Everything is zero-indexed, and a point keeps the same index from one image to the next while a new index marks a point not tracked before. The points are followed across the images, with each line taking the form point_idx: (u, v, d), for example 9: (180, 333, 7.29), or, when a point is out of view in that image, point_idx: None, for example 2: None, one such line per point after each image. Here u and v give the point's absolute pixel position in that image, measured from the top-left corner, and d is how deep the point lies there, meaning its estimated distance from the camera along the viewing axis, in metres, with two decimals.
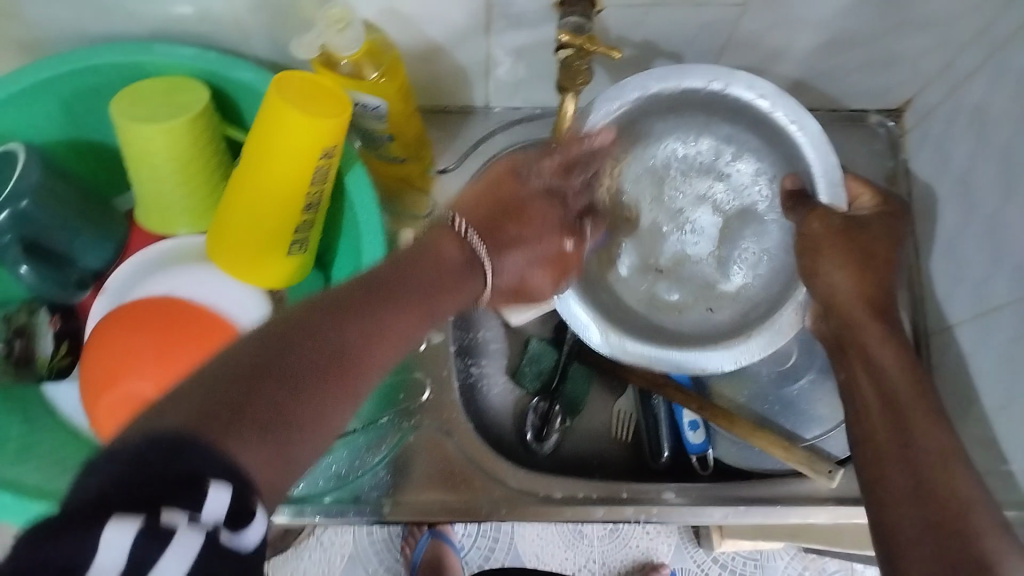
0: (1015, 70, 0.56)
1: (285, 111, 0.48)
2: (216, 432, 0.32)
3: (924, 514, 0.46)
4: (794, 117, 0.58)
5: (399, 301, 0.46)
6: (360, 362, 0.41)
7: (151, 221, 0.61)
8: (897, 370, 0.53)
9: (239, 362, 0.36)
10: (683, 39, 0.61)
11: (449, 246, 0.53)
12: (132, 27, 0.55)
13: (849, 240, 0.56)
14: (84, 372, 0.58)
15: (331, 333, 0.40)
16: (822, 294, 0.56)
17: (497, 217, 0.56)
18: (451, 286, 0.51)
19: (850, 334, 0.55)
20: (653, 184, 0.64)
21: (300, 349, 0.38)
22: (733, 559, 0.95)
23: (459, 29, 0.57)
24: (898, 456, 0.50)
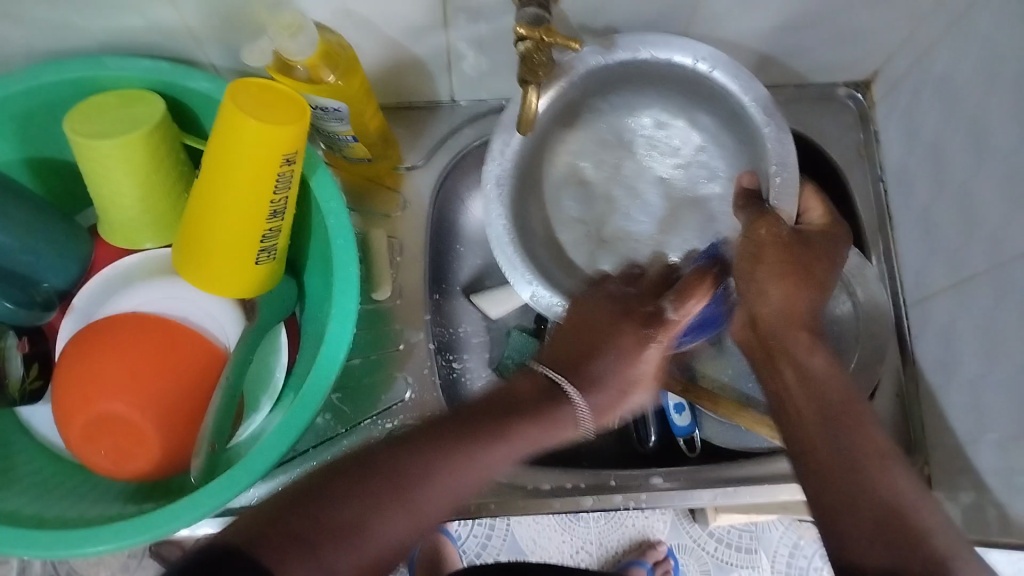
0: (979, 37, 0.56)
1: (242, 121, 0.47)
2: (266, 542, 0.38)
3: (875, 521, 0.44)
4: (768, 116, 0.59)
5: (470, 434, 0.47)
6: (409, 504, 0.43)
7: (117, 238, 0.60)
8: (828, 376, 0.52)
9: (326, 474, 0.43)
10: (644, 24, 0.60)
11: (523, 379, 0.53)
12: (81, 41, 0.54)
13: (788, 252, 0.55)
14: (56, 394, 0.56)
15: (394, 468, 0.44)
16: (751, 302, 0.56)
17: (572, 339, 0.55)
18: (533, 412, 0.50)
19: (777, 342, 0.54)
20: (615, 144, 0.66)
21: (371, 471, 0.43)
22: (729, 532, 0.94)
23: (416, 26, 0.56)
24: (839, 456, 0.47)
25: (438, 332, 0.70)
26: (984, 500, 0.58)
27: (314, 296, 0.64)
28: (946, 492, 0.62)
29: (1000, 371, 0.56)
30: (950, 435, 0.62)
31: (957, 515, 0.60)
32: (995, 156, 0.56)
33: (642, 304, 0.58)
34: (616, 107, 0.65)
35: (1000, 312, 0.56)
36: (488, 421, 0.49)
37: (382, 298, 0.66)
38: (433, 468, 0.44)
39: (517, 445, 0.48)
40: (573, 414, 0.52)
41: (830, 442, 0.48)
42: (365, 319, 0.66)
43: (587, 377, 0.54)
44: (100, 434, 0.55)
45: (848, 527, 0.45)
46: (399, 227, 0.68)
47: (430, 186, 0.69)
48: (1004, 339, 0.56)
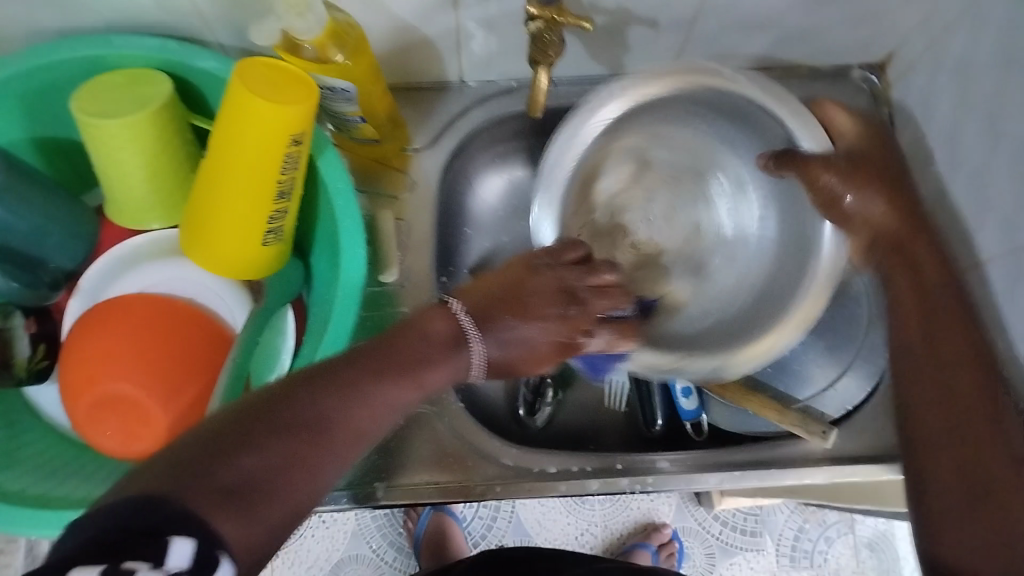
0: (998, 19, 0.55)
1: (251, 100, 0.46)
2: (186, 491, 0.32)
3: (964, 489, 0.49)
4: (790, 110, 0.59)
5: (384, 368, 0.45)
6: (342, 426, 0.40)
7: (125, 218, 0.60)
8: (940, 278, 0.56)
9: (228, 423, 0.36)
10: (657, 3, 0.59)
11: (438, 322, 0.51)
12: (88, 19, 0.53)
13: (875, 169, 0.58)
14: (64, 374, 0.56)
15: (311, 408, 0.39)
16: (858, 223, 0.58)
17: (495, 294, 0.54)
18: (438, 356, 0.49)
19: (903, 247, 0.58)
20: (635, 166, 0.68)
21: (273, 417, 0.37)
22: (734, 516, 0.94)
23: (426, 6, 0.55)
24: (944, 435, 0.51)
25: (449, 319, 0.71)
26: None
27: (321, 277, 0.64)
28: None
29: None
30: None
31: None
32: None
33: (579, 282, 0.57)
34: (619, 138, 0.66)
35: None
36: (400, 351, 0.47)
37: (389, 280, 0.65)
38: (346, 403, 0.41)
39: (429, 381, 0.47)
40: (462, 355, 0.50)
41: (937, 419, 0.52)
42: (370, 300, 0.65)
43: (485, 317, 0.53)
44: (107, 414, 0.54)
45: (943, 489, 0.50)
46: (405, 209, 0.67)
47: (437, 168, 0.68)
48: None
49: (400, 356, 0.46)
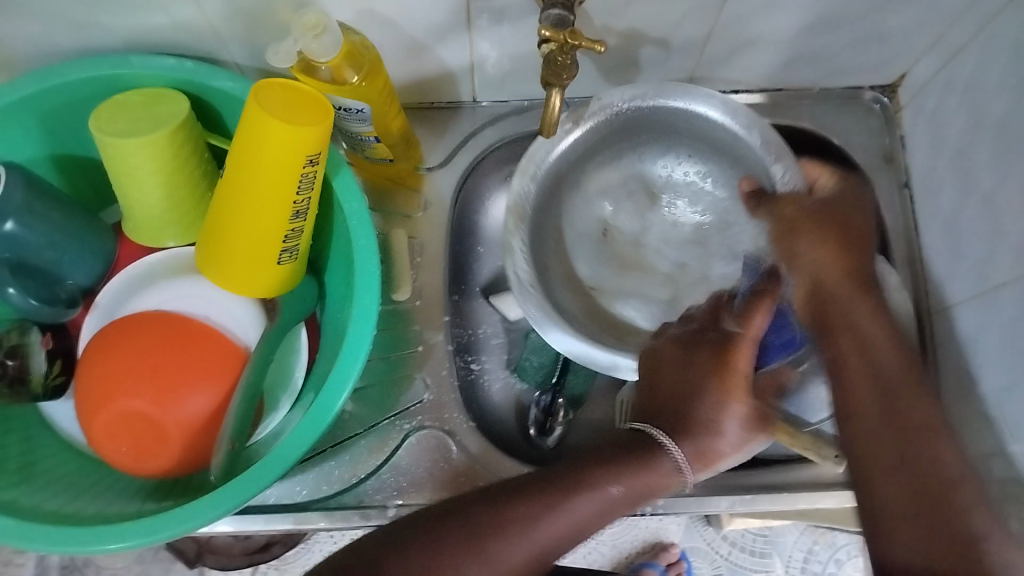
0: (1008, 42, 0.55)
1: (267, 121, 0.47)
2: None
3: (906, 487, 0.43)
4: (749, 124, 0.63)
5: (541, 498, 0.49)
6: (493, 555, 0.46)
7: (140, 236, 0.61)
8: (892, 347, 0.50)
9: (393, 532, 0.47)
10: (668, 26, 0.60)
11: (659, 455, 0.54)
12: (108, 39, 0.54)
13: (829, 224, 0.56)
14: (80, 389, 0.57)
15: (506, 516, 0.48)
16: (809, 271, 0.54)
17: (657, 386, 0.58)
18: (628, 465, 0.52)
19: (827, 311, 0.52)
20: (640, 199, 0.69)
21: (474, 521, 0.47)
22: (743, 536, 0.94)
23: (440, 28, 0.56)
24: (889, 439, 0.46)
25: (455, 333, 0.71)
26: None
27: (335, 296, 0.64)
28: None
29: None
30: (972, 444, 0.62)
31: None
32: (1023, 164, 0.55)
33: (719, 335, 0.59)
34: (609, 162, 0.68)
35: None
36: (573, 476, 0.50)
37: (401, 298, 0.66)
38: (525, 526, 0.47)
39: (606, 497, 0.50)
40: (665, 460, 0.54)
41: (901, 464, 0.44)
42: (384, 318, 0.66)
43: (688, 423, 0.55)
44: (122, 430, 0.55)
45: (893, 528, 0.43)
46: (419, 227, 0.68)
47: (450, 186, 0.69)
48: None
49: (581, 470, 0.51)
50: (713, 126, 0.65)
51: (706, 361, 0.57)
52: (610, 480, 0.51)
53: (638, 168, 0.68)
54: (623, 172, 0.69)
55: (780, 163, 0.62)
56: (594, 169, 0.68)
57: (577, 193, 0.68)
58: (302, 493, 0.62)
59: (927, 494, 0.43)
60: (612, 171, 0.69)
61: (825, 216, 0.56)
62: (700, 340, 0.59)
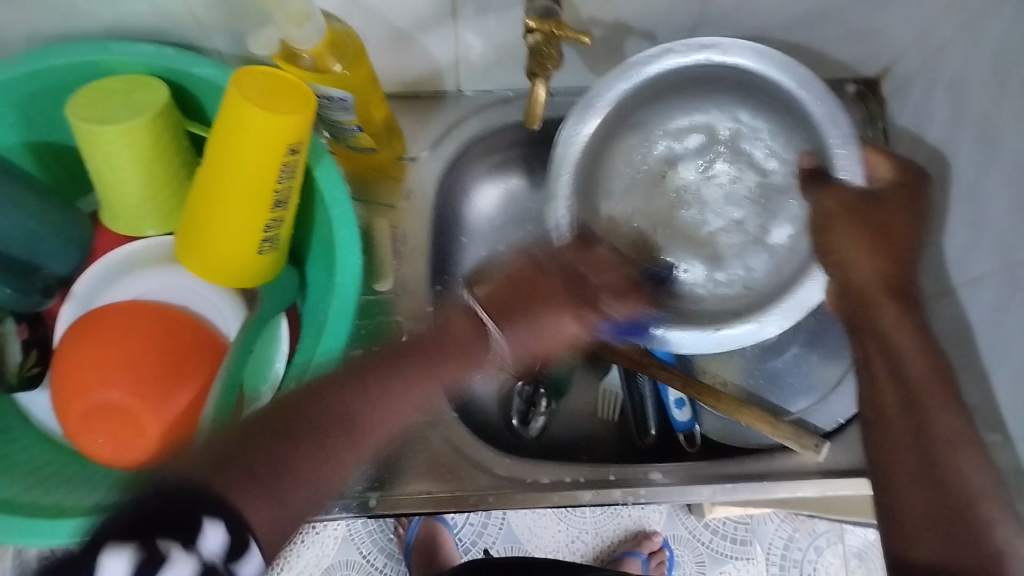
0: (993, 38, 0.56)
1: (247, 110, 0.46)
2: (226, 476, 0.40)
3: (927, 498, 0.52)
4: (819, 97, 0.59)
5: (388, 379, 0.51)
6: (357, 429, 0.47)
7: (118, 224, 0.60)
8: (921, 359, 0.56)
9: (270, 414, 0.45)
10: (655, 17, 0.60)
11: (460, 322, 0.56)
12: (85, 24, 0.53)
13: (859, 216, 0.58)
14: (56, 379, 0.56)
15: (338, 404, 0.47)
16: (839, 271, 0.58)
17: (514, 299, 0.55)
18: (444, 358, 0.54)
19: (862, 316, 0.57)
20: (704, 142, 0.67)
21: (313, 411, 0.46)
22: (724, 524, 0.94)
23: (425, 16, 0.55)
24: (913, 456, 0.53)
25: None
26: None
27: (316, 286, 0.64)
28: None
29: (1006, 374, 0.57)
30: None
31: None
32: (1006, 159, 0.56)
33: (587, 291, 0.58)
34: (679, 104, 0.66)
35: (1007, 317, 0.56)
36: (398, 356, 0.52)
37: (383, 289, 0.66)
38: (367, 400, 0.49)
39: (434, 372, 0.53)
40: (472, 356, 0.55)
41: (914, 460, 0.53)
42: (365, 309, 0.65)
43: (506, 313, 0.55)
44: (100, 424, 0.54)
45: (920, 527, 0.51)
46: (402, 218, 0.67)
47: (434, 176, 0.68)
48: (1009, 341, 0.56)
49: (400, 355, 0.53)
50: (781, 92, 0.61)
51: (563, 296, 0.56)
52: (451, 368, 0.54)
53: (706, 115, 0.66)
54: (692, 116, 0.67)
55: (843, 148, 0.59)
56: (662, 110, 0.66)
57: (632, 135, 0.67)
58: None
59: (946, 493, 0.51)
60: (681, 114, 0.67)
61: (868, 215, 0.58)
62: (552, 266, 0.58)
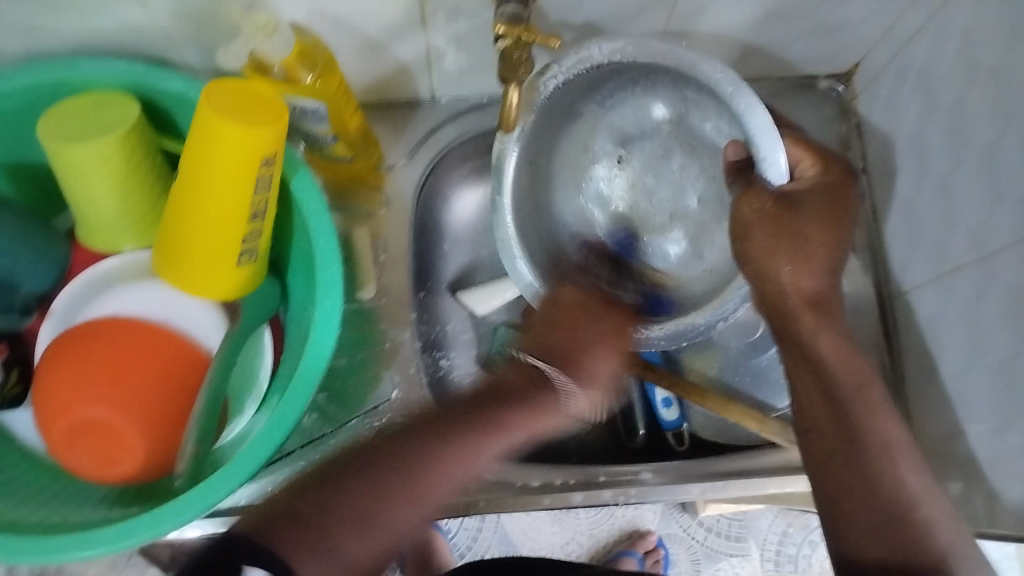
0: (960, 31, 0.56)
1: (219, 124, 0.47)
2: (283, 531, 0.41)
3: (871, 506, 0.48)
4: (736, 88, 0.54)
5: (452, 423, 0.48)
6: (425, 468, 0.46)
7: (95, 240, 0.59)
8: (842, 363, 0.52)
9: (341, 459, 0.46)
10: (624, 19, 0.60)
11: (510, 370, 0.53)
12: (53, 42, 0.53)
13: (774, 226, 0.52)
14: (38, 401, 0.56)
15: (415, 454, 0.46)
16: (758, 284, 0.54)
17: (548, 333, 0.54)
18: (518, 401, 0.50)
19: (786, 328, 0.54)
20: (652, 125, 0.64)
21: (376, 465, 0.45)
22: (718, 521, 0.94)
23: (395, 25, 0.55)
24: (854, 464, 0.50)
25: (422, 330, 0.70)
26: (972, 488, 0.59)
27: (298, 296, 0.64)
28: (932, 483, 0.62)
29: (985, 363, 0.57)
30: (932, 425, 0.63)
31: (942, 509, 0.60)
32: (978, 149, 0.56)
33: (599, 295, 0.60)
34: (620, 89, 0.62)
35: (985, 305, 0.56)
36: (475, 416, 0.49)
37: (366, 297, 0.66)
38: (431, 449, 0.46)
39: (511, 438, 0.49)
40: (557, 397, 0.51)
41: (849, 468, 0.50)
42: (350, 317, 0.66)
43: (572, 362, 0.52)
44: (82, 439, 0.54)
45: (856, 533, 0.48)
46: (382, 225, 0.67)
47: (413, 182, 0.68)
48: (986, 330, 0.57)
49: (477, 411, 0.49)
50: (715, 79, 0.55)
51: (614, 329, 0.56)
52: (522, 426, 0.49)
53: (660, 96, 0.62)
54: (634, 101, 0.63)
55: (769, 144, 0.54)
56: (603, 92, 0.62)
57: (582, 120, 0.64)
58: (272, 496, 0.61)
59: (889, 514, 0.48)
60: (627, 101, 0.63)
61: (795, 221, 0.53)
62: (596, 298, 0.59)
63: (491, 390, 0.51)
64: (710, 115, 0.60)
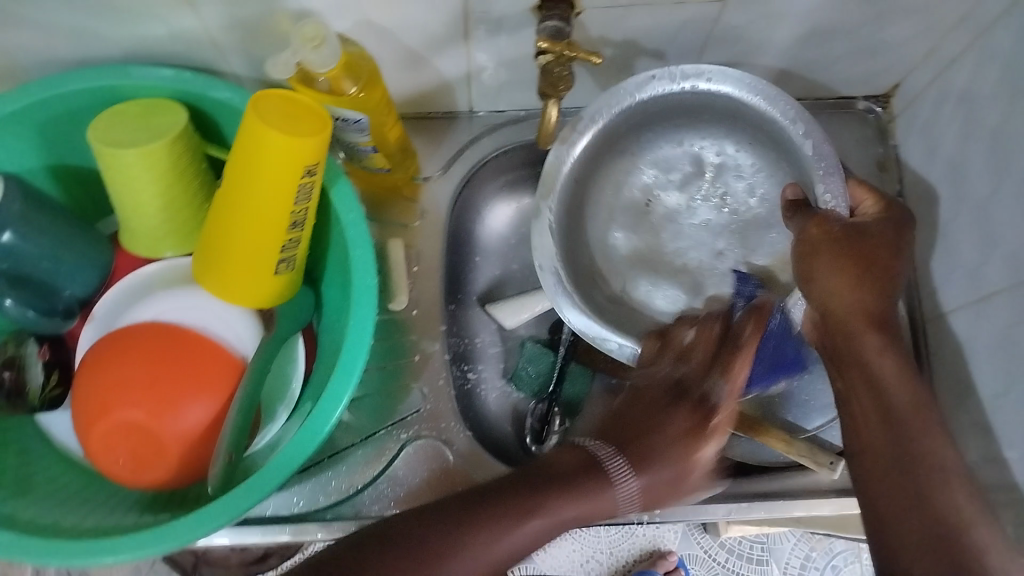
0: (1001, 54, 0.56)
1: (265, 134, 0.47)
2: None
3: (926, 526, 0.46)
4: (801, 120, 0.62)
5: (507, 493, 0.51)
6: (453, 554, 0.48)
7: (137, 245, 0.61)
8: (898, 383, 0.53)
9: (371, 542, 0.48)
10: (664, 38, 0.60)
11: (563, 453, 0.55)
12: (105, 49, 0.54)
13: (846, 247, 0.56)
14: (77, 401, 0.56)
15: (475, 530, 0.49)
16: (817, 302, 0.56)
17: (631, 421, 0.56)
18: (580, 488, 0.52)
19: (846, 341, 0.55)
20: (690, 171, 0.68)
21: (436, 536, 0.49)
22: (740, 543, 0.93)
23: (439, 39, 0.56)
24: (899, 481, 0.49)
25: (450, 343, 0.70)
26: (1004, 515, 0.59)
27: (332, 305, 0.64)
28: None
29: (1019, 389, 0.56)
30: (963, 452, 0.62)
31: None
32: (1016, 173, 0.56)
33: (698, 377, 0.57)
34: (668, 135, 0.68)
35: (1020, 330, 0.56)
36: (529, 492, 0.52)
37: (397, 308, 0.66)
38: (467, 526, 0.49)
39: (556, 518, 0.51)
40: (608, 484, 0.53)
41: (914, 514, 0.47)
42: (382, 328, 0.66)
43: (644, 454, 0.54)
44: (120, 441, 0.55)
45: (910, 563, 0.45)
46: (416, 237, 0.68)
47: (448, 196, 0.69)
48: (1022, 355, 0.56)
49: (529, 492, 0.52)
50: (773, 125, 0.63)
51: (688, 442, 0.55)
52: (569, 504, 0.51)
53: (707, 139, 0.67)
54: (678, 149, 0.68)
55: (827, 179, 0.60)
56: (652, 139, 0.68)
57: (623, 160, 0.68)
58: (299, 505, 0.61)
59: (937, 533, 0.46)
60: (670, 146, 0.68)
61: (858, 244, 0.56)
62: (680, 394, 0.57)
63: (537, 477, 0.52)
64: (744, 171, 0.67)
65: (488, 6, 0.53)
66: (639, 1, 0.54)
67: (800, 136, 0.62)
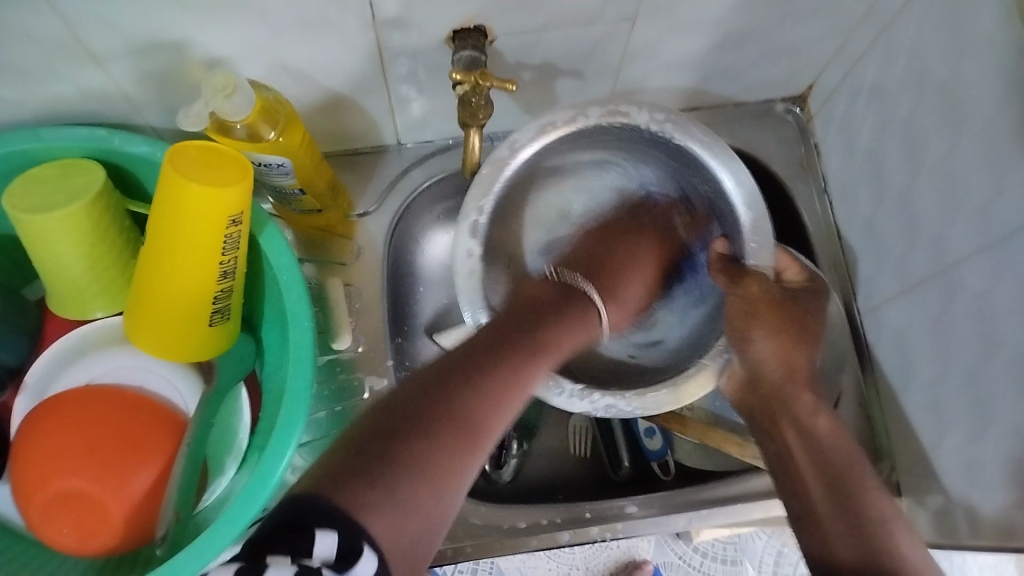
0: (906, 49, 0.58)
1: (183, 186, 0.46)
2: (351, 489, 0.35)
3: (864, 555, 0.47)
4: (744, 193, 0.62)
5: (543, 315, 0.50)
6: (510, 360, 0.45)
7: (66, 310, 0.59)
8: (831, 439, 0.54)
9: (385, 412, 0.39)
10: (580, 58, 0.60)
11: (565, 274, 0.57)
12: (17, 114, 0.53)
13: (780, 309, 0.59)
14: (15, 477, 0.54)
15: (504, 365, 0.45)
16: (751, 365, 0.58)
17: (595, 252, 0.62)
18: (582, 294, 0.55)
19: (780, 400, 0.56)
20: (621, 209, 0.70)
21: (478, 353, 0.45)
22: (713, 545, 0.82)
23: (356, 78, 0.56)
24: (850, 529, 0.49)
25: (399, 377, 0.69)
26: (953, 499, 0.59)
27: (272, 351, 0.63)
28: (914, 496, 0.63)
29: (955, 372, 0.57)
30: (911, 438, 0.63)
31: (926, 520, 0.62)
32: (932, 163, 0.57)
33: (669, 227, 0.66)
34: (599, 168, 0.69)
35: (949, 316, 0.57)
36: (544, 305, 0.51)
37: (342, 348, 0.64)
38: (486, 386, 0.43)
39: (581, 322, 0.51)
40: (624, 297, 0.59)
41: (847, 537, 0.48)
42: (323, 370, 0.64)
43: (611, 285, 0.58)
44: (62, 516, 0.52)
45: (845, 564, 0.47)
46: (354, 275, 0.67)
47: (383, 231, 0.68)
48: (955, 341, 0.57)
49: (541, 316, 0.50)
50: (717, 190, 0.64)
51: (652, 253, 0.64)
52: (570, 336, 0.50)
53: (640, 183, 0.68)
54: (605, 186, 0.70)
55: (758, 251, 0.62)
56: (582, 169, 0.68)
57: (551, 190, 0.69)
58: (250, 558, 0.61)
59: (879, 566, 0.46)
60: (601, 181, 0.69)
61: (792, 310, 0.59)
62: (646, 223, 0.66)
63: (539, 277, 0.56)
64: None
65: (402, 41, 0.53)
66: (550, 24, 0.55)
67: (744, 212, 0.62)
